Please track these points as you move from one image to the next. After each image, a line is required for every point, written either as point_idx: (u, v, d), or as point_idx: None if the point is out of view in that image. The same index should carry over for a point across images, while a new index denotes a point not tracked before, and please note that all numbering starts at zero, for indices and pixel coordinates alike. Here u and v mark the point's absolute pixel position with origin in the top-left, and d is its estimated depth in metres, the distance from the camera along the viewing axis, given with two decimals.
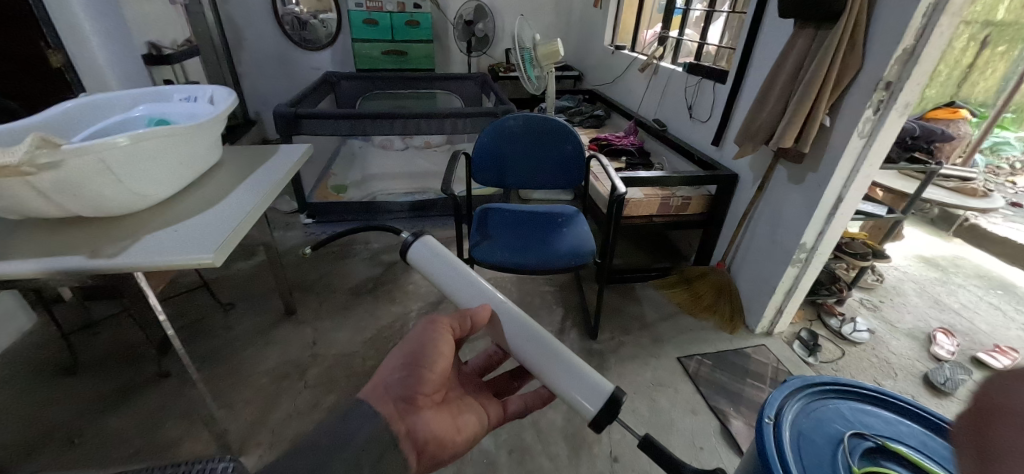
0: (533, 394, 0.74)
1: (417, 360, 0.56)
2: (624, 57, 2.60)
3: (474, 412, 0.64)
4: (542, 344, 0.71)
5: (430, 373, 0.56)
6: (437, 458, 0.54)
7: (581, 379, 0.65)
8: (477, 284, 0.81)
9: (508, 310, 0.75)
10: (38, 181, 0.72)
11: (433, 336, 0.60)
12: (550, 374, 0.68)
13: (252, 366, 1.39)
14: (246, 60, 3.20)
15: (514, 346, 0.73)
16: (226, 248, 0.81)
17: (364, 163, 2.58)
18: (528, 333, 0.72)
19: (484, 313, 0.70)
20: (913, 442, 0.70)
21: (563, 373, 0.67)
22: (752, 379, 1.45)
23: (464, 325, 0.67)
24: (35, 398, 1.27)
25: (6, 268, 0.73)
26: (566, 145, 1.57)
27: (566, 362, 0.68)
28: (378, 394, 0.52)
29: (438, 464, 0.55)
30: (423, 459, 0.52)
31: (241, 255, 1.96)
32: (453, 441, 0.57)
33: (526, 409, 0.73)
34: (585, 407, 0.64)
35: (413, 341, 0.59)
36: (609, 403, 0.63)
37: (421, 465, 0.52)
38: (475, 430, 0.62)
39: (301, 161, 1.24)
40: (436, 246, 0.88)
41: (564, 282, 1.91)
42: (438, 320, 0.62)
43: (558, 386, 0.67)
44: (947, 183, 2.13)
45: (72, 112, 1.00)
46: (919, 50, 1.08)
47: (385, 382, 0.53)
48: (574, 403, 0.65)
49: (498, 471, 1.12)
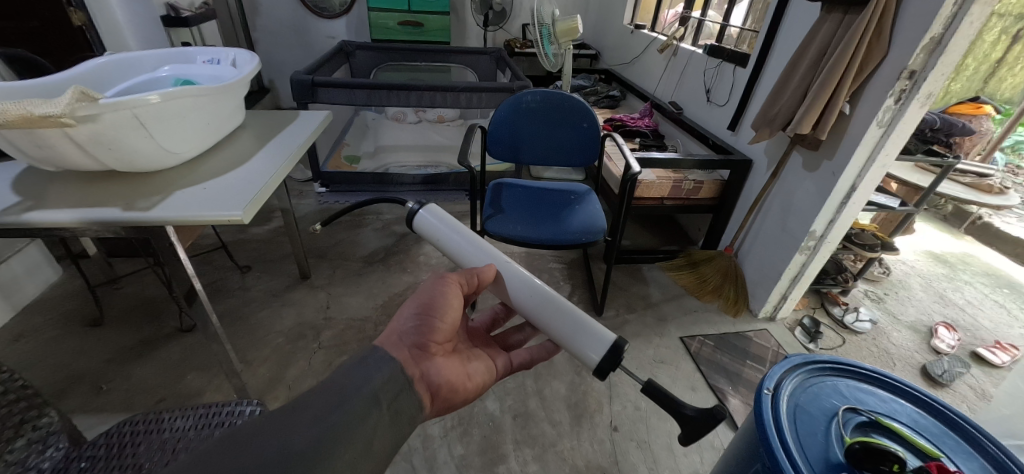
0: (539, 347, 0.79)
1: (428, 310, 0.60)
2: (644, 37, 2.55)
3: (483, 363, 0.68)
4: (547, 300, 0.74)
5: (440, 323, 0.60)
6: (450, 403, 0.57)
7: (586, 330, 0.69)
8: (483, 246, 0.84)
9: (513, 269, 0.79)
10: (76, 134, 0.74)
11: (442, 290, 0.64)
12: (555, 327, 0.72)
13: (269, 326, 1.45)
14: (261, 27, 3.18)
15: (519, 303, 0.77)
16: (253, 207, 0.84)
17: (377, 135, 2.59)
18: (532, 288, 0.76)
19: (488, 273, 0.75)
20: (905, 420, 0.73)
21: (569, 326, 0.70)
22: (752, 361, 1.48)
23: (469, 283, 0.71)
24: (65, 345, 1.34)
25: (44, 216, 0.76)
26: (582, 124, 1.57)
27: (570, 316, 0.71)
28: (394, 340, 0.55)
29: (451, 407, 0.58)
30: (437, 403, 0.55)
31: (257, 220, 2.01)
32: (464, 386, 0.60)
33: (531, 362, 0.77)
34: (591, 356, 0.67)
35: (422, 295, 0.63)
36: (614, 352, 0.66)
37: (435, 408, 0.55)
38: (484, 380, 0.66)
39: (321, 126, 1.27)
40: (440, 209, 0.90)
41: (572, 260, 1.94)
42: (447, 275, 0.67)
43: (565, 338, 0.70)
44: (963, 178, 2.10)
45: (104, 68, 1.02)
46: (947, 39, 1.06)
47: (400, 330, 0.57)
48: (582, 354, 0.68)
49: (503, 434, 1.17)
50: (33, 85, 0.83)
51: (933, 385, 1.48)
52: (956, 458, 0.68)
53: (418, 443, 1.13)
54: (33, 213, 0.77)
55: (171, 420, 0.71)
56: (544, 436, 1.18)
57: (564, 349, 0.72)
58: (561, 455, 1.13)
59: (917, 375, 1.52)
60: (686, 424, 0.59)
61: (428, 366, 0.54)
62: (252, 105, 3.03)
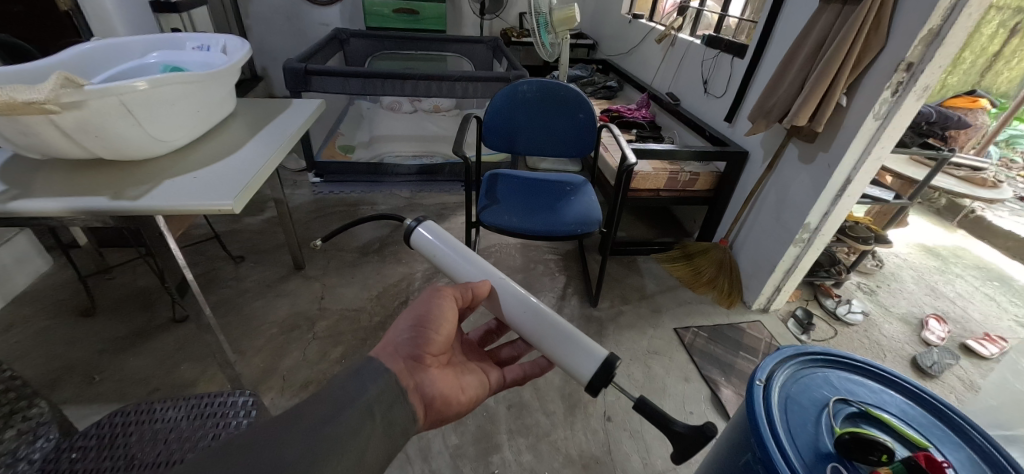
0: (532, 363, 0.78)
1: (423, 322, 0.60)
2: (642, 27, 2.52)
3: (476, 377, 0.67)
4: (540, 316, 0.73)
5: (436, 335, 0.59)
6: (443, 415, 0.57)
7: (580, 347, 0.68)
8: (478, 261, 0.83)
9: (509, 284, 0.78)
10: (62, 120, 0.72)
11: (437, 301, 0.63)
12: (550, 343, 0.71)
13: (263, 316, 1.44)
14: (254, 13, 3.13)
15: (514, 318, 0.76)
16: (244, 197, 0.83)
17: (372, 124, 2.56)
18: (526, 305, 0.75)
19: (483, 288, 0.74)
20: (894, 410, 0.74)
21: (561, 342, 0.69)
22: (745, 352, 1.50)
23: (465, 296, 0.71)
24: (56, 336, 1.33)
25: (31, 206, 0.74)
26: (578, 115, 1.56)
27: (563, 332, 0.70)
28: (389, 352, 0.54)
29: (443, 420, 0.57)
30: (430, 415, 0.55)
31: (251, 209, 1.99)
32: (458, 399, 0.60)
33: (524, 378, 0.76)
34: (582, 373, 0.66)
35: (418, 306, 0.62)
36: (606, 367, 0.65)
37: (428, 420, 0.54)
38: (477, 393, 0.65)
39: (315, 116, 1.25)
40: (437, 225, 0.90)
41: (567, 251, 1.94)
42: (443, 287, 0.66)
43: (558, 356, 0.70)
44: (957, 172, 2.11)
45: (91, 53, 0.99)
46: (944, 30, 1.06)
47: (396, 341, 0.56)
48: (574, 371, 0.67)
49: (497, 424, 1.18)
50: (14, 71, 0.81)
51: (922, 377, 1.51)
52: (943, 448, 0.69)
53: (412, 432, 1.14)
54: (19, 201, 0.75)
55: (163, 410, 0.70)
56: (538, 426, 1.19)
57: (558, 365, 0.71)
58: (555, 445, 1.14)
59: (907, 366, 1.54)
60: (677, 439, 0.58)
61: (422, 378, 0.54)
62: (245, 92, 2.99)
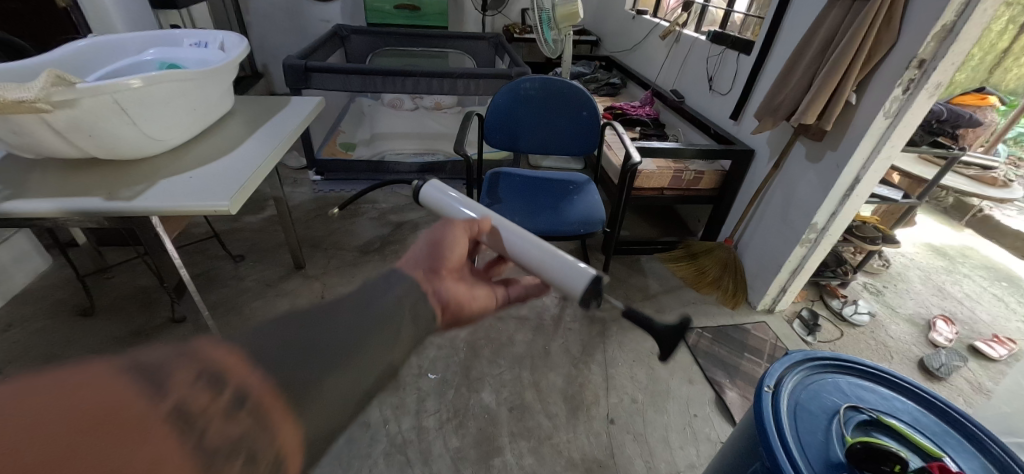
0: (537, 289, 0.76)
1: (435, 244, 0.59)
2: (646, 23, 2.48)
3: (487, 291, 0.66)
4: (533, 245, 0.74)
5: (449, 254, 0.59)
6: (461, 319, 0.56)
7: (570, 266, 0.69)
8: (477, 207, 0.84)
9: (508, 221, 0.78)
10: (54, 119, 0.71)
11: (446, 229, 0.63)
12: (545, 267, 0.72)
13: (263, 316, 1.43)
14: (255, 9, 3.10)
15: (511, 249, 0.75)
16: (241, 197, 0.81)
17: (373, 121, 2.55)
18: (521, 235, 0.75)
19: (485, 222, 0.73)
20: (906, 418, 0.72)
21: (554, 264, 0.71)
22: (750, 354, 1.48)
23: (470, 225, 0.70)
24: (55, 335, 1.32)
25: (24, 206, 0.73)
26: (582, 112, 1.54)
27: (554, 255, 0.71)
28: (406, 264, 0.54)
29: (461, 325, 0.56)
30: (449, 318, 0.54)
31: (252, 208, 1.98)
32: (473, 306, 0.59)
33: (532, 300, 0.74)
34: (575, 288, 0.68)
35: (430, 232, 0.62)
36: (596, 282, 0.66)
37: (447, 322, 0.54)
38: (492, 305, 0.64)
39: (314, 113, 1.23)
40: (441, 182, 0.91)
41: (570, 250, 1.92)
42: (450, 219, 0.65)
43: (553, 278, 0.71)
44: (967, 171, 2.08)
45: (84, 51, 0.97)
46: (958, 27, 1.03)
47: (410, 257, 0.56)
48: (568, 289, 0.69)
49: (499, 427, 1.17)
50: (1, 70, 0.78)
51: (929, 379, 1.48)
52: (957, 457, 0.67)
53: (413, 435, 1.13)
54: (12, 202, 0.74)
55: None
56: (540, 429, 1.17)
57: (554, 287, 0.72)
58: (557, 448, 1.13)
59: (914, 368, 1.52)
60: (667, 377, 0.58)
61: (439, 285, 0.54)
62: (245, 90, 2.98)
